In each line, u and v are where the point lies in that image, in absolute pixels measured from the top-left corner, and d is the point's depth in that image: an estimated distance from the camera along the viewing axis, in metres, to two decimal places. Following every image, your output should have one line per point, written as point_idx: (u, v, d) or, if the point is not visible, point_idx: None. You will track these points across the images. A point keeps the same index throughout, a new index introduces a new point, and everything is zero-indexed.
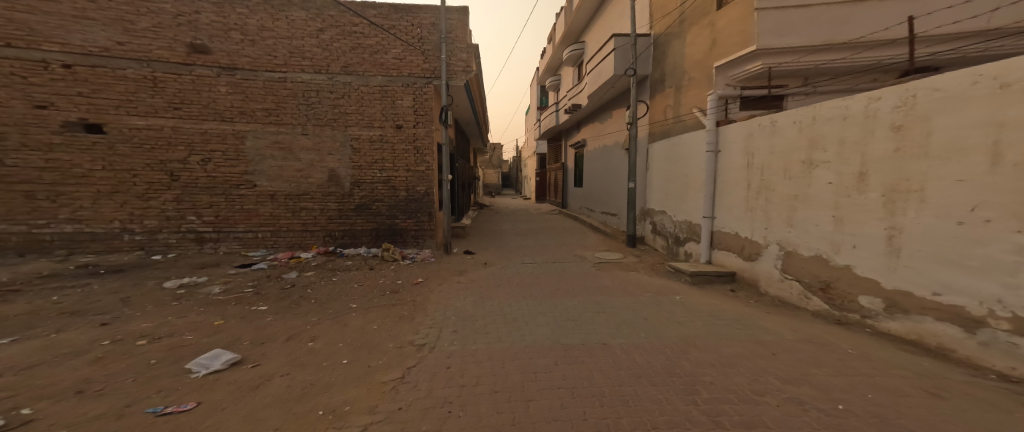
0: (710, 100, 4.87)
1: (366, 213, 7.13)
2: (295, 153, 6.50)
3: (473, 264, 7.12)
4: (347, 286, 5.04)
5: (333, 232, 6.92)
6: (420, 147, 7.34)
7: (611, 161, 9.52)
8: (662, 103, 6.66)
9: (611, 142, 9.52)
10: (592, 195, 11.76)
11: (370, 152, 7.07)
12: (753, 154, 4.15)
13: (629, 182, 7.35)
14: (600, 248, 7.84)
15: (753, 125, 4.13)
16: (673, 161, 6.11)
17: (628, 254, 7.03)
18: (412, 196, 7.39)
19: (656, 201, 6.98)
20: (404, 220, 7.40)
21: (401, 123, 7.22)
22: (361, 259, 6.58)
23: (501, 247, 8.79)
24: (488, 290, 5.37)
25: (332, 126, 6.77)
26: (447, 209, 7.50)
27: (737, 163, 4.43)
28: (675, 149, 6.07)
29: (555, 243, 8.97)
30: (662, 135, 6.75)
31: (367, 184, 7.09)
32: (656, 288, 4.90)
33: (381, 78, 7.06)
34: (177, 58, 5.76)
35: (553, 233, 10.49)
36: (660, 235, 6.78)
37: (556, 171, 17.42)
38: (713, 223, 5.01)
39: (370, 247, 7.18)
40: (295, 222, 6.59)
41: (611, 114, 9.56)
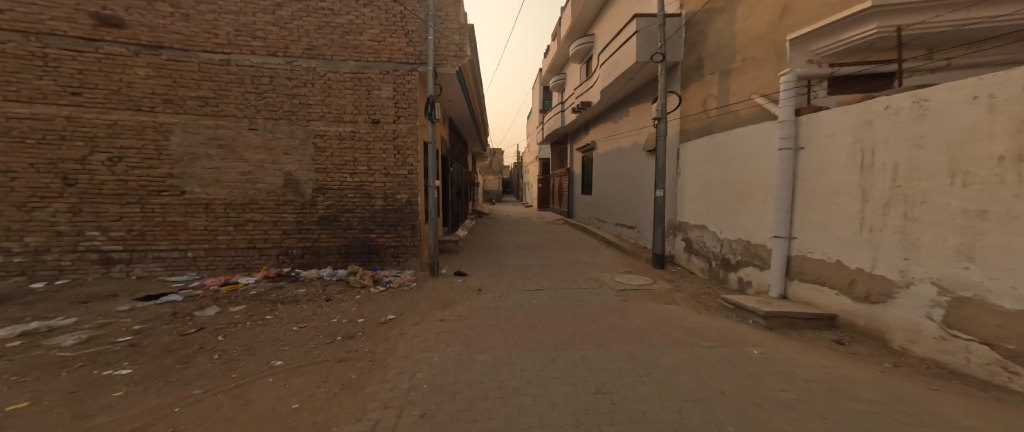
0: (784, 81, 3.53)
1: (333, 227, 5.80)
2: (239, 152, 5.16)
3: (464, 290, 5.72)
4: (281, 328, 3.65)
5: (291, 250, 5.57)
6: (402, 148, 6.04)
7: (629, 166, 8.18)
8: (699, 93, 5.30)
9: (629, 144, 8.19)
10: (603, 205, 10.42)
11: (339, 153, 5.75)
12: (874, 150, 2.76)
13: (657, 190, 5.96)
14: (619, 269, 6.45)
15: (872, 107, 2.76)
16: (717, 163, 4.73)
17: (657, 277, 5.63)
18: (391, 206, 6.07)
19: (691, 213, 5.58)
20: (381, 235, 6.07)
21: (378, 118, 5.93)
22: (322, 284, 5.22)
23: (500, 267, 7.41)
24: (480, 333, 3.96)
25: (290, 120, 5.45)
26: (435, 221, 6.17)
27: (840, 163, 3.04)
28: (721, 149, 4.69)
29: (564, 261, 7.59)
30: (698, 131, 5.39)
31: (334, 191, 5.75)
32: (711, 332, 3.49)
33: (353, 63, 5.78)
34: (78, 31, 4.50)
35: (559, 248, 9.11)
36: (697, 254, 5.38)
37: (560, 179, 16.13)
38: (790, 245, 3.59)
39: (335, 268, 5.81)
40: (239, 239, 5.24)
41: (629, 112, 8.27)
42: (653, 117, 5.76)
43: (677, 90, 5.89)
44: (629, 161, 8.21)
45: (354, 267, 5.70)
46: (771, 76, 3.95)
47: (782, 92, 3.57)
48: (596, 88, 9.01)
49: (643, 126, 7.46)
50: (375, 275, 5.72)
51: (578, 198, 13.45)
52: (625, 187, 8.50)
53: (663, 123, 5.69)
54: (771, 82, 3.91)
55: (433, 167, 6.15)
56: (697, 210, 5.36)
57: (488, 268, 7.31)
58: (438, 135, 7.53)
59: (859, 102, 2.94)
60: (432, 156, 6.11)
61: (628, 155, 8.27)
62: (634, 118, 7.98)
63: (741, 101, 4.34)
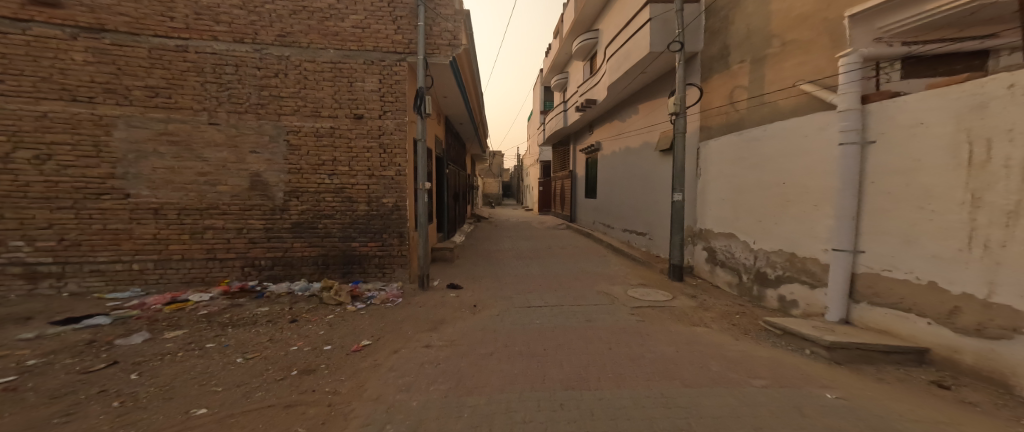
0: (845, 64, 2.91)
1: (308, 235, 5.11)
2: (196, 150, 4.51)
3: (457, 308, 5.02)
4: (221, 361, 2.95)
5: (258, 262, 4.89)
6: (388, 147, 5.38)
7: (639, 166, 7.51)
8: (724, 84, 4.62)
9: (640, 143, 7.53)
10: (609, 209, 9.74)
11: (316, 152, 5.07)
12: (992, 142, 2.09)
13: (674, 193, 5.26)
14: (631, 281, 5.75)
15: (990, 85, 2.09)
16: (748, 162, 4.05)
17: (676, 291, 4.93)
18: (375, 212, 5.39)
19: (713, 219, 4.86)
20: (364, 243, 5.39)
21: (361, 113, 5.27)
22: (291, 300, 4.53)
23: (498, 278, 6.71)
24: (471, 365, 3.26)
25: (258, 114, 4.78)
26: (425, 228, 5.49)
27: (935, 160, 2.36)
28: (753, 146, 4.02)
29: (568, 272, 6.88)
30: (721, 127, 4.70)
31: (310, 194, 5.07)
32: (755, 365, 2.80)
33: (333, 52, 5.14)
34: (4, 10, 3.92)
35: (563, 256, 8.42)
36: (722, 265, 4.69)
37: (562, 182, 15.50)
38: (856, 261, 2.89)
39: (309, 282, 5.10)
40: (195, 249, 4.58)
41: (639, 110, 7.63)
42: (670, 112, 5.10)
43: (697, 82, 5.23)
44: (639, 162, 7.54)
45: (328, 282, 4.95)
46: (822, 59, 3.26)
47: (841, 76, 2.94)
48: (602, 84, 8.38)
49: (655, 124, 6.82)
50: (352, 290, 4.99)
51: (581, 203, 12.79)
52: (635, 190, 7.81)
53: (681, 118, 5.02)
54: (823, 66, 3.22)
55: (424, 169, 5.47)
56: (720, 216, 4.67)
57: (485, 280, 6.61)
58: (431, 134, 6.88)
59: (962, 81, 2.28)
60: (422, 156, 5.43)
61: (638, 156, 7.60)
62: (645, 116, 7.35)
63: (781, 90, 3.65)
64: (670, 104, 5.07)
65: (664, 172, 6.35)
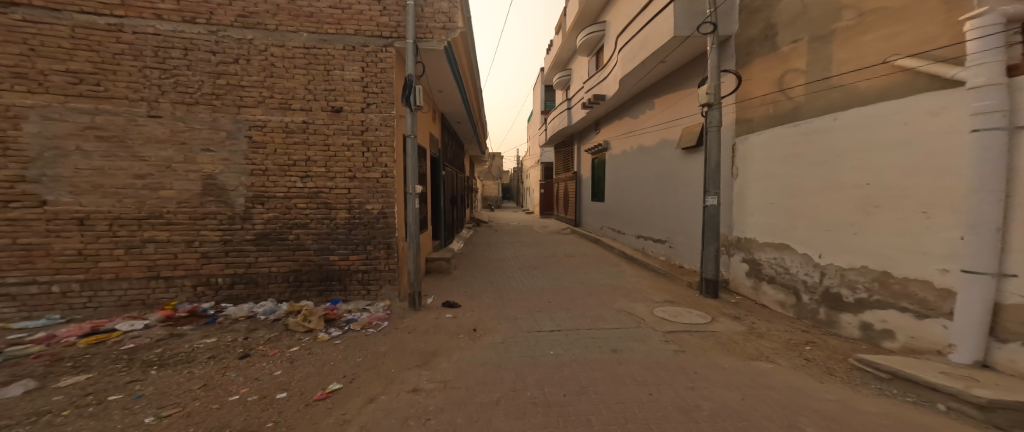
0: (977, 28, 2.23)
1: (276, 248, 4.31)
2: (133, 148, 3.74)
3: (453, 333, 4.22)
4: (119, 425, 2.15)
5: (214, 280, 4.10)
6: (372, 145, 4.60)
7: (657, 166, 6.76)
8: (770, 68, 3.84)
9: (657, 141, 6.77)
10: (620, 213, 8.98)
11: (285, 150, 4.29)
12: None
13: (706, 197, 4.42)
14: (654, 297, 4.97)
15: None
16: (807, 159, 3.31)
17: (713, 311, 4.15)
18: (356, 220, 4.59)
19: (754, 227, 4.09)
20: (343, 256, 4.60)
21: (340, 105, 4.50)
22: (249, 326, 3.72)
23: (502, 294, 5.92)
24: (469, 421, 2.46)
25: (213, 106, 4.00)
26: (416, 239, 4.70)
27: None
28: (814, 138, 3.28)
29: (580, 286, 6.10)
30: (765, 119, 3.91)
31: (278, 200, 4.27)
32: (858, 426, 2.02)
33: (307, 36, 4.38)
34: None
35: (572, 266, 7.64)
36: (768, 279, 3.91)
37: (566, 184, 14.77)
38: (1002, 286, 2.15)
39: (277, 303, 4.28)
40: (133, 266, 3.82)
41: (656, 104, 6.90)
42: (701, 104, 4.33)
43: (732, 69, 4.47)
44: (656, 162, 6.79)
45: (296, 305, 4.10)
46: (931, 25, 2.49)
47: (973, 42, 2.25)
48: (613, 77, 7.65)
49: (677, 119, 6.08)
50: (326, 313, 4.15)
51: (588, 206, 12.04)
52: (651, 192, 7.04)
53: (715, 111, 4.25)
54: (933, 34, 2.46)
55: (414, 171, 4.67)
56: (764, 224, 3.92)
57: (487, 296, 5.82)
58: (422, 132, 6.11)
59: None
60: (412, 155, 4.64)
61: (655, 154, 6.84)
62: (663, 111, 6.61)
63: (863, 69, 2.87)
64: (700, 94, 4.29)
65: (690, 171, 5.57)
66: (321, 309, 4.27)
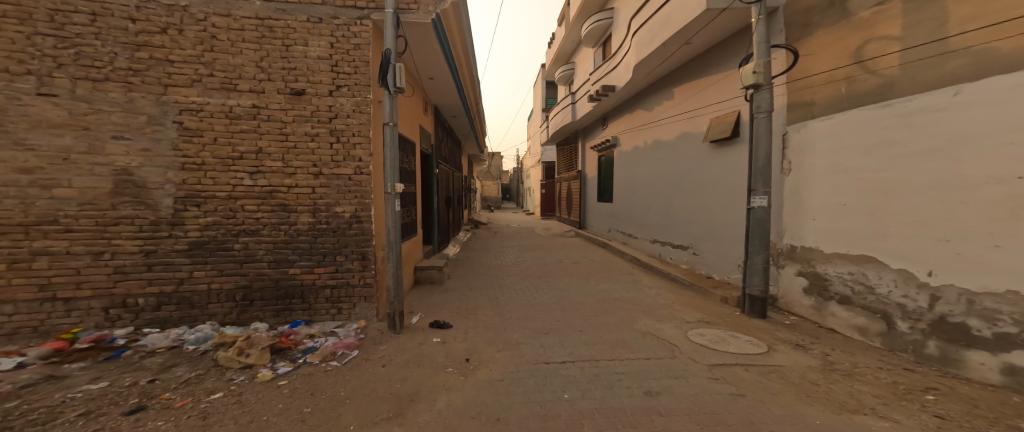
0: None
1: (217, 261, 3.42)
2: (17, 134, 2.90)
3: (440, 367, 3.33)
4: None
5: (133, 301, 3.23)
6: (343, 135, 3.74)
7: (678, 163, 5.92)
8: (843, 36, 3.04)
9: (678, 135, 5.95)
10: (632, 215, 8.15)
11: (228, 140, 3.39)
12: None
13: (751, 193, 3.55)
14: (684, 316, 4.12)
15: None
16: (907, 149, 2.52)
17: (765, 336, 3.29)
18: (320, 226, 3.72)
19: (813, 232, 3.28)
20: (306, 269, 3.72)
21: (301, 87, 3.64)
22: (165, 362, 2.83)
23: (503, 311, 5.05)
24: None
25: (132, 85, 3.17)
26: (397, 249, 3.84)
27: None
28: (915, 120, 2.49)
29: (592, 300, 5.24)
30: (835, 98, 3.09)
31: (218, 201, 3.37)
32: None
33: (259, 4, 3.52)
34: None
35: (581, 275, 6.79)
36: (838, 298, 3.06)
37: (570, 184, 13.99)
38: None
39: (218, 328, 3.40)
40: (19, 286, 2.99)
41: (677, 94, 6.08)
42: (745, 86, 3.51)
43: (781, 43, 3.66)
44: (677, 157, 5.95)
45: (227, 336, 3.15)
46: None
47: None
48: (627, 65, 6.85)
49: (703, 109, 5.26)
50: (274, 341, 3.22)
51: (594, 207, 11.24)
52: (670, 190, 6.20)
53: (764, 93, 3.44)
54: None
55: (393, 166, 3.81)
56: (828, 230, 3.13)
57: (486, 313, 4.95)
58: (408, 122, 5.26)
59: None
60: (391, 146, 3.77)
61: (676, 149, 6.02)
62: (684, 100, 5.80)
63: (1003, 26, 2.10)
64: (745, 73, 3.47)
65: (722, 167, 4.73)
66: (271, 336, 3.37)
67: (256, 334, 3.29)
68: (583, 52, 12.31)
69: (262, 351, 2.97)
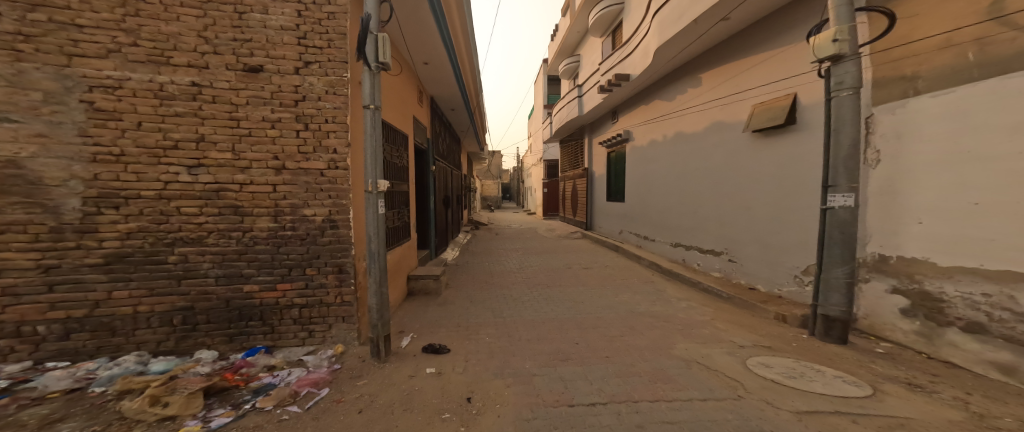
0: None
1: (145, 278, 2.65)
2: None
3: (433, 411, 2.53)
4: None
5: (28, 330, 2.48)
6: (313, 121, 2.96)
7: (709, 156, 5.15)
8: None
9: (709, 125, 5.18)
10: (649, 215, 7.37)
11: (157, 125, 2.61)
12: None
13: (831, 190, 2.76)
14: (734, 337, 3.36)
15: None
16: None
17: (856, 369, 2.53)
18: (283, 234, 2.92)
19: (920, 239, 2.57)
20: (266, 286, 2.93)
21: (258, 62, 2.83)
22: (51, 414, 2.06)
23: (511, 330, 4.28)
24: None
25: (22, 53, 2.41)
26: (382, 261, 3.07)
27: None
28: None
29: (614, 316, 4.48)
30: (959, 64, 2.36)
31: (144, 201, 2.60)
32: None
33: None
34: None
35: (597, 284, 6.02)
36: (962, 324, 2.36)
37: (576, 183, 13.23)
38: None
39: (145, 360, 2.62)
40: None
41: (706, 79, 5.31)
42: (819, 58, 2.75)
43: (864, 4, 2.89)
44: (708, 149, 5.18)
45: (135, 380, 2.31)
46: None
47: None
48: (647, 51, 6.09)
49: (744, 93, 4.48)
50: (209, 381, 2.40)
51: (603, 207, 10.47)
52: (699, 187, 5.41)
53: (848, 66, 2.66)
54: None
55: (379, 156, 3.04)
56: (944, 237, 2.44)
57: (491, 334, 4.17)
58: (394, 109, 4.46)
59: None
60: (375, 132, 3.00)
61: (706, 141, 5.24)
62: (717, 84, 5.02)
63: None
64: (820, 42, 2.71)
65: (773, 158, 3.95)
66: (211, 372, 2.55)
67: (185, 374, 2.47)
68: (590, 42, 11.57)
69: (189, 397, 2.19)
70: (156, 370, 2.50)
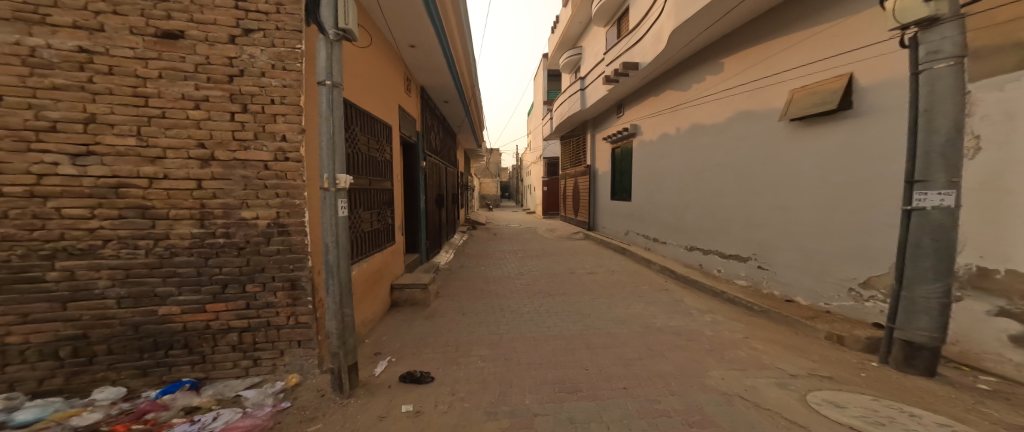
0: None
1: (11, 302, 2.02)
2: None
3: None
4: None
5: None
6: (253, 101, 2.31)
7: (733, 148, 4.50)
8: None
9: (733, 114, 4.54)
10: (659, 216, 6.74)
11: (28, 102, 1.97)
12: None
13: (923, 183, 2.13)
14: (779, 362, 2.74)
15: None
16: None
17: (962, 415, 1.91)
18: (213, 243, 2.28)
19: None
20: (191, 308, 2.30)
21: (174, 27, 2.17)
22: None
23: (508, 351, 3.64)
24: None
25: None
26: (344, 277, 2.42)
27: None
28: None
29: (628, 333, 3.85)
30: None
31: (10, 199, 1.97)
32: None
33: None
34: None
35: (604, 293, 5.39)
36: None
37: (577, 181, 12.60)
38: None
39: (15, 405, 2.00)
40: None
41: (730, 64, 4.68)
42: (902, 22, 2.12)
43: None
44: (732, 141, 4.53)
45: None
46: None
47: None
48: (660, 35, 5.47)
49: (778, 76, 3.84)
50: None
51: (607, 206, 9.84)
52: (721, 184, 4.76)
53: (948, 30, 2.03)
54: None
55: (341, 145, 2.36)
56: None
57: (485, 356, 3.54)
58: (365, 93, 3.79)
59: None
60: (335, 114, 2.33)
61: (730, 132, 4.60)
62: (743, 68, 4.39)
63: None
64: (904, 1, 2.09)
65: (820, 149, 3.30)
66: (100, 422, 1.92)
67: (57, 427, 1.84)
68: (593, 32, 10.94)
69: None
70: (19, 421, 1.86)
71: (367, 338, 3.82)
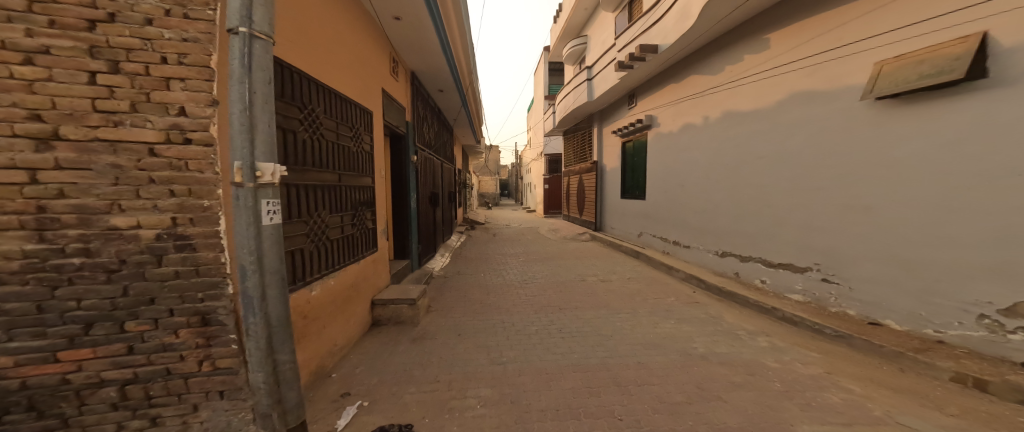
0: None
1: None
2: None
3: None
4: None
5: None
6: (129, 58, 1.52)
7: (786, 136, 3.71)
8: None
9: (784, 97, 3.77)
10: (680, 217, 5.98)
11: None
12: None
13: None
14: (899, 417, 2.02)
15: None
16: None
17: None
18: (63, 266, 1.49)
19: None
20: (35, 359, 1.51)
21: None
22: None
23: (515, 391, 2.85)
24: None
25: None
26: (280, 319, 1.64)
27: None
28: None
29: (665, 362, 3.09)
30: None
31: None
32: None
33: None
34: None
35: (624, 308, 4.61)
36: None
37: (582, 178, 11.82)
38: None
39: None
40: None
41: (781, 38, 3.88)
42: None
43: None
44: (784, 128, 3.74)
45: None
46: None
47: None
48: (688, 9, 4.68)
49: (853, 46, 3.08)
50: None
51: (617, 205, 9.08)
52: (767, 178, 3.98)
53: None
54: None
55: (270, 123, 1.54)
56: None
57: (485, 400, 2.72)
58: (328, 65, 2.96)
59: None
60: (256, 74, 1.50)
61: (779, 117, 3.81)
62: (799, 42, 3.62)
63: None
64: None
65: (934, 130, 2.54)
66: None
67: None
68: (601, 19, 10.14)
69: None
70: None
71: (341, 370, 3.06)
